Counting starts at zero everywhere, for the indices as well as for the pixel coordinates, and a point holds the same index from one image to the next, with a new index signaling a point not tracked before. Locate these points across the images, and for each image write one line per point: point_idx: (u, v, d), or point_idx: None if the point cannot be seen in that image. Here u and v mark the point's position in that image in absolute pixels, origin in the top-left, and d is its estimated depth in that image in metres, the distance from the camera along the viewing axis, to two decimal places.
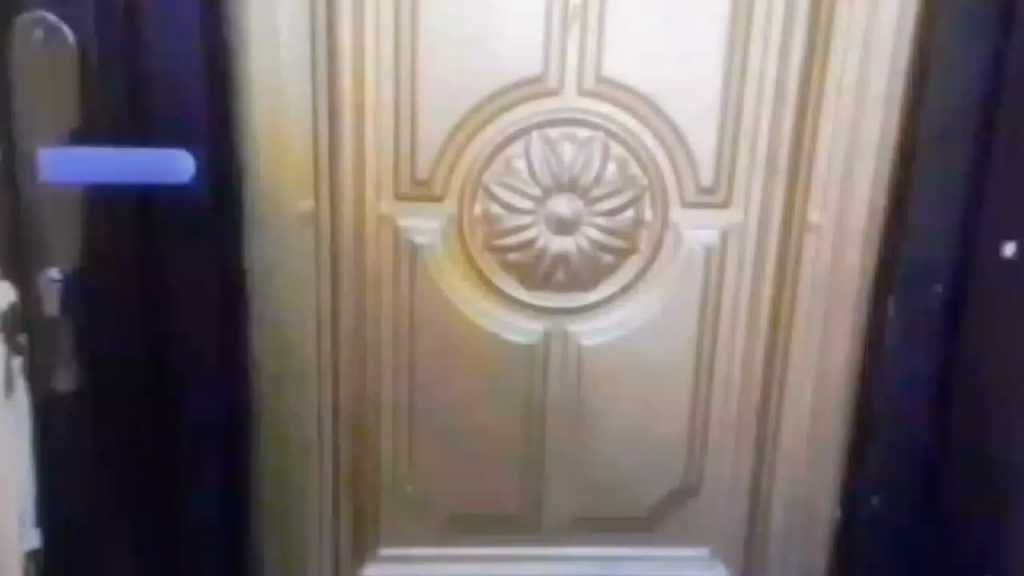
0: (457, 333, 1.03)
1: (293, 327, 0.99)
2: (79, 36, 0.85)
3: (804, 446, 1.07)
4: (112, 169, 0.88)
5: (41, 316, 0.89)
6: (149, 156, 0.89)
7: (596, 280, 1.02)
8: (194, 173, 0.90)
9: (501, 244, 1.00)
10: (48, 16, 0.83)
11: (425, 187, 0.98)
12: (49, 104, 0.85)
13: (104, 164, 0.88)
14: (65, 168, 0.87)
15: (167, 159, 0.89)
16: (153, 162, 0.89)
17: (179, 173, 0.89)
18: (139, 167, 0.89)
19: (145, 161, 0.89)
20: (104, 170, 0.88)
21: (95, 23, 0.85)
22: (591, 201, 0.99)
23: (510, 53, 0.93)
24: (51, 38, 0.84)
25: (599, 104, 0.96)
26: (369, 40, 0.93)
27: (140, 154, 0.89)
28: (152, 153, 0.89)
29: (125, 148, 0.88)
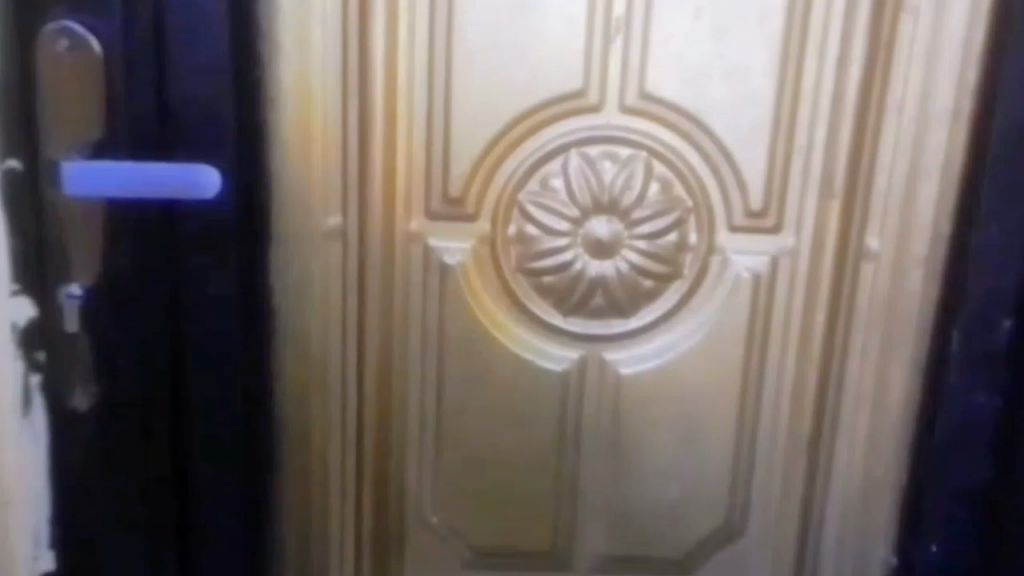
0: (489, 358, 0.99)
1: (317, 350, 0.93)
2: (104, 45, 0.82)
3: (858, 488, 1.01)
4: (131, 184, 0.85)
5: (59, 334, 0.88)
6: (170, 171, 0.85)
7: (635, 305, 0.97)
8: (218, 187, 0.86)
9: (536, 267, 0.95)
10: (74, 26, 0.82)
11: (457, 206, 0.93)
12: (75, 113, 0.83)
13: (123, 177, 0.85)
14: (85, 179, 0.84)
15: (190, 174, 0.86)
16: (175, 178, 0.86)
17: (202, 189, 0.86)
18: (160, 182, 0.85)
19: (166, 177, 0.85)
20: (123, 184, 0.85)
21: (121, 33, 0.82)
22: (631, 223, 0.94)
23: (548, 67, 0.89)
24: (77, 49, 0.82)
25: (641, 122, 0.91)
26: (401, 51, 0.89)
27: (162, 168, 0.85)
28: (174, 168, 0.85)
29: (147, 162, 0.85)
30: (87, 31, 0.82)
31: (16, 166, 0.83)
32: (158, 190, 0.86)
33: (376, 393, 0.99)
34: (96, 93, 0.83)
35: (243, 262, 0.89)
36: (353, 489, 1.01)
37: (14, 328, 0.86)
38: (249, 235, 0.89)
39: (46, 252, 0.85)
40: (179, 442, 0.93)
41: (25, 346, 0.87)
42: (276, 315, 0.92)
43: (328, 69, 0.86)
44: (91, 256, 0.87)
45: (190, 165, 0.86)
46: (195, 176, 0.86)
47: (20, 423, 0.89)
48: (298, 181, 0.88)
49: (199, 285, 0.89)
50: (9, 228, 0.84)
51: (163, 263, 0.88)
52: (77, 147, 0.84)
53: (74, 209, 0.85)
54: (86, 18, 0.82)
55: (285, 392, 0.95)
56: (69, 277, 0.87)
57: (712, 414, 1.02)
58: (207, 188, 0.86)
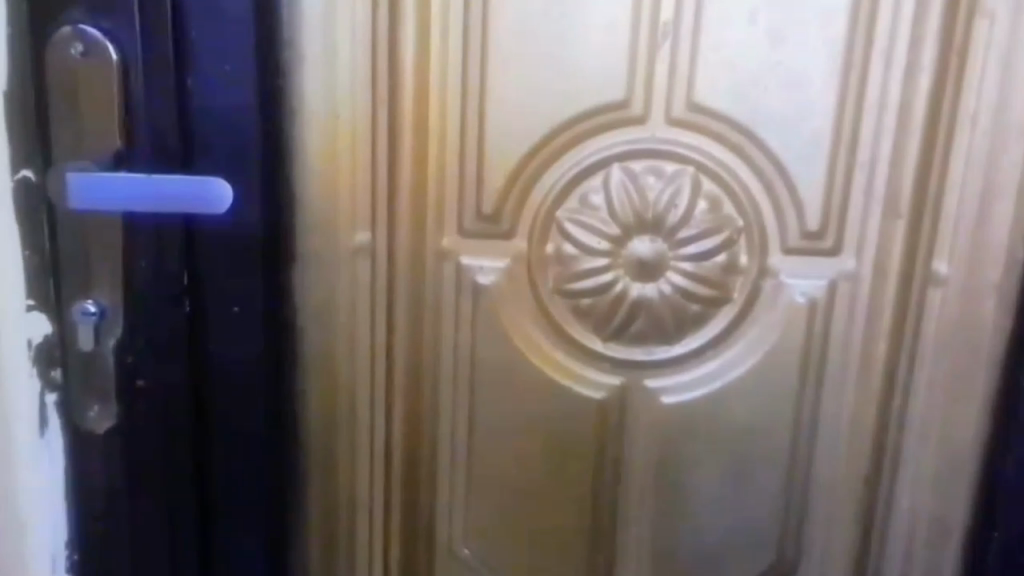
0: (525, 383, 0.93)
1: (344, 370, 0.90)
2: (122, 53, 0.78)
3: (922, 527, 0.94)
4: (140, 199, 0.80)
5: (74, 353, 0.84)
6: (181, 184, 0.81)
7: (680, 331, 0.91)
8: (235, 201, 0.82)
9: (575, 288, 0.89)
10: (89, 31, 0.77)
11: (492, 223, 0.88)
12: (91, 122, 0.78)
13: (131, 192, 0.80)
14: (92, 195, 0.79)
15: (203, 188, 0.81)
16: (186, 192, 0.81)
17: (215, 204, 0.81)
18: (170, 196, 0.81)
19: (176, 190, 0.81)
20: (131, 199, 0.80)
21: (140, 40, 0.77)
22: (676, 243, 0.87)
23: (590, 75, 0.83)
24: (92, 55, 0.77)
25: (689, 135, 0.85)
26: (433, 57, 0.83)
27: (172, 181, 0.80)
28: (185, 181, 0.81)
29: (156, 176, 0.80)
30: (102, 36, 0.77)
31: (30, 176, 0.80)
32: (168, 204, 0.81)
33: (403, 418, 0.94)
34: (112, 101, 0.78)
35: (271, 281, 0.85)
36: (378, 517, 0.96)
37: (30, 345, 0.84)
38: (278, 252, 0.85)
39: (62, 267, 0.82)
40: (201, 465, 0.89)
41: (41, 363, 0.84)
42: (304, 335, 0.88)
43: (359, 77, 0.81)
44: (108, 272, 0.82)
45: (202, 178, 0.81)
46: (206, 189, 0.81)
47: (36, 442, 0.87)
48: (325, 194, 0.84)
49: (224, 303, 0.85)
50: (25, 243, 0.81)
51: (182, 282, 0.84)
52: (94, 158, 0.79)
53: (90, 223, 0.81)
54: (101, 22, 0.77)
55: (314, 416, 0.91)
56: (85, 293, 0.83)
57: (763, 446, 0.95)
58: (220, 203, 0.82)
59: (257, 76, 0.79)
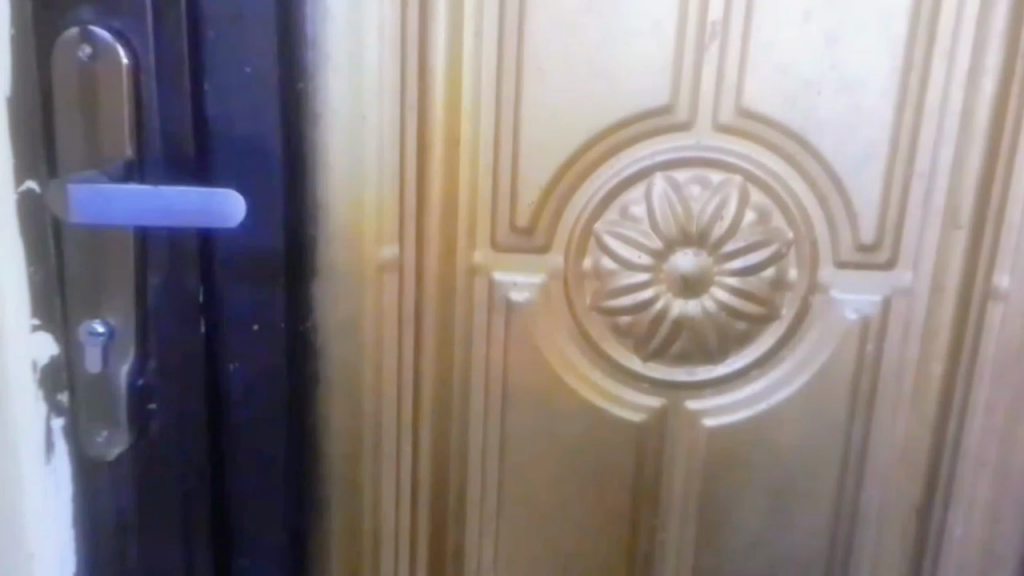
0: (559, 405, 0.88)
1: (370, 392, 0.84)
2: (134, 56, 0.71)
3: (974, 557, 0.89)
4: (143, 213, 0.72)
5: (82, 378, 0.77)
6: (189, 196, 0.73)
7: (724, 350, 0.86)
8: (250, 214, 0.76)
9: (614, 305, 0.84)
10: (98, 32, 0.70)
11: (527, 237, 0.83)
12: (100, 130, 0.72)
13: (133, 204, 0.72)
14: (92, 211, 0.72)
15: (214, 201, 0.74)
16: (195, 205, 0.73)
17: (229, 215, 0.74)
18: (177, 209, 0.73)
19: (184, 203, 0.73)
20: (133, 212, 0.72)
21: (154, 42, 0.71)
22: (721, 257, 0.82)
23: (634, 80, 0.77)
24: (101, 58, 0.71)
25: (737, 143, 0.79)
26: (466, 61, 0.78)
27: (179, 194, 0.72)
28: (194, 193, 0.73)
29: (161, 189, 0.72)
30: (113, 37, 0.70)
31: (35, 187, 0.74)
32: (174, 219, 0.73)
33: (431, 442, 0.89)
34: (123, 109, 0.71)
35: (292, 297, 0.80)
36: (403, 549, 0.90)
37: (36, 367, 0.77)
38: (299, 267, 0.80)
39: (69, 285, 0.75)
40: (220, 494, 0.84)
41: (48, 386, 0.78)
42: (325, 354, 0.84)
43: (387, 83, 0.76)
44: (118, 291, 0.76)
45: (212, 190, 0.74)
46: (217, 203, 0.74)
47: (44, 470, 0.80)
48: (349, 206, 0.79)
49: (243, 322, 0.79)
50: (30, 257, 0.75)
51: (198, 300, 0.78)
52: (104, 167, 0.73)
53: (101, 236, 0.74)
54: (111, 22, 0.70)
55: (336, 440, 0.86)
56: (94, 312, 0.76)
57: (809, 471, 0.90)
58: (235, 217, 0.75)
59: (278, 80, 0.74)
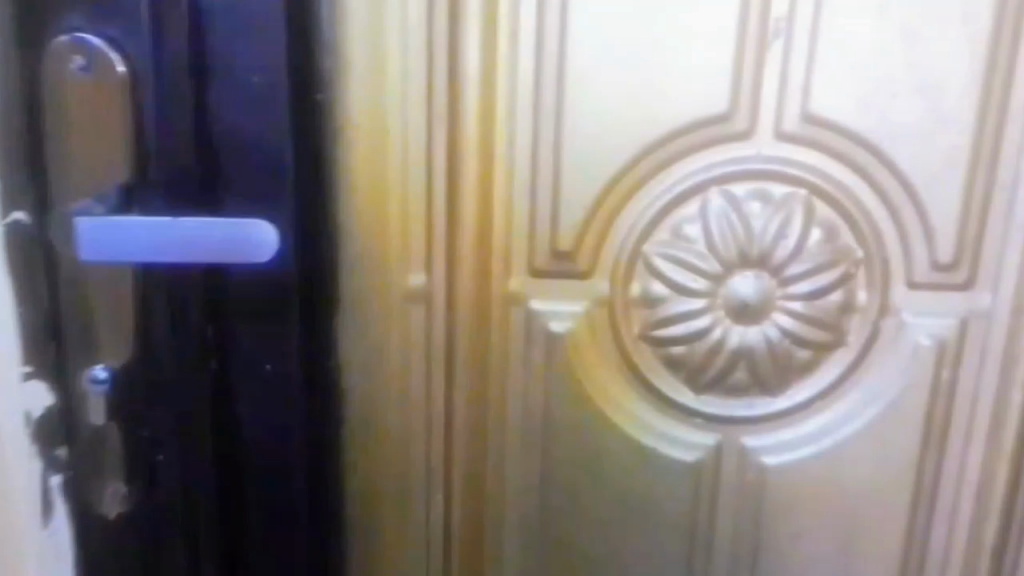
0: (603, 443, 0.80)
1: (398, 430, 0.77)
2: (131, 65, 0.62)
3: None
4: (160, 250, 0.64)
5: (83, 431, 0.69)
6: (211, 229, 0.64)
7: (786, 381, 0.78)
8: (272, 245, 0.66)
9: (665, 334, 0.76)
10: (91, 40, 0.61)
11: (568, 260, 0.75)
12: (94, 151, 0.63)
13: (149, 241, 0.63)
14: (104, 247, 0.64)
15: (238, 235, 0.65)
16: (218, 240, 0.64)
17: (255, 250, 0.65)
18: (198, 245, 0.64)
19: (206, 238, 0.64)
20: (149, 250, 0.64)
21: (152, 49, 0.62)
22: (784, 280, 0.74)
23: (688, 86, 0.69)
24: (96, 70, 0.62)
25: (801, 153, 0.72)
26: (501, 68, 0.70)
27: (201, 227, 0.64)
28: (217, 227, 0.64)
29: (181, 222, 0.63)
30: (107, 44, 0.61)
31: (23, 219, 0.65)
32: (195, 255, 0.64)
33: (463, 485, 0.81)
34: (119, 127, 0.63)
35: (307, 329, 0.71)
36: None
37: (28, 419, 0.68)
38: (317, 296, 0.71)
39: (64, 325, 0.67)
40: (232, 554, 0.75)
41: (43, 440, 0.69)
42: (347, 391, 0.76)
43: (412, 94, 0.69)
44: (116, 334, 0.67)
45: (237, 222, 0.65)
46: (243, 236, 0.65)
47: (42, 532, 0.71)
48: (372, 229, 0.71)
49: (257, 360, 0.70)
50: (20, 296, 0.66)
51: (208, 339, 0.69)
52: (100, 195, 0.64)
53: (94, 273, 0.66)
54: (104, 29, 0.61)
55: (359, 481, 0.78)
56: (91, 357, 0.67)
57: (877, 510, 0.82)
58: (265, 251, 0.66)
59: (290, 92, 0.65)
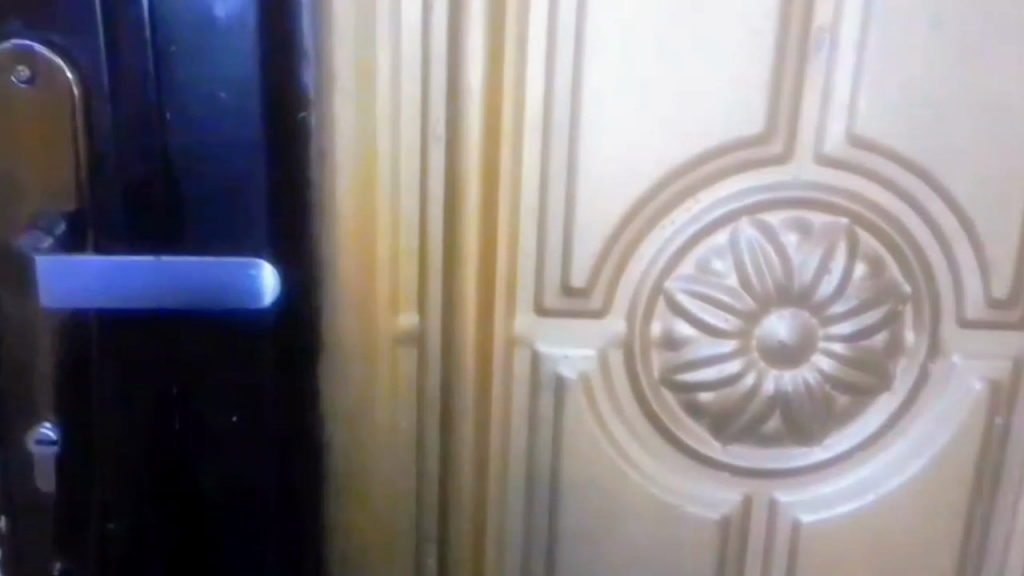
0: (620, 500, 0.71)
1: (388, 487, 0.69)
2: (80, 77, 0.53)
3: None
4: (134, 290, 0.56)
5: (28, 499, 0.60)
6: (196, 270, 0.56)
7: (824, 430, 0.70)
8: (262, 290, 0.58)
9: (690, 380, 0.68)
10: (36, 47, 0.52)
11: (581, 298, 0.66)
12: (37, 176, 0.54)
13: (121, 278, 0.56)
14: (70, 287, 0.56)
15: (225, 276, 0.57)
16: (201, 279, 0.57)
17: (243, 295, 0.58)
18: (179, 283, 0.57)
19: (188, 278, 0.57)
20: (122, 288, 0.56)
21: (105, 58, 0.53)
22: (825, 318, 0.66)
23: (721, 102, 0.61)
24: (42, 81, 0.53)
25: (845, 178, 0.64)
26: (507, 83, 0.61)
27: (181, 265, 0.56)
28: (198, 263, 0.56)
29: (161, 260, 0.56)
30: (53, 51, 0.52)
31: None
32: (174, 294, 0.57)
33: (462, 547, 0.72)
34: (69, 149, 0.54)
35: (284, 379, 0.61)
36: None
37: None
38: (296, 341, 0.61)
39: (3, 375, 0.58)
40: None
41: None
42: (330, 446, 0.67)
43: (404, 112, 0.61)
44: (64, 387, 0.58)
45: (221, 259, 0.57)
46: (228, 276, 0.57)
47: None
48: (360, 264, 0.63)
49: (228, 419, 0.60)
50: None
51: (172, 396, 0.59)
52: (49, 226, 0.55)
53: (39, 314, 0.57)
54: (49, 35, 0.52)
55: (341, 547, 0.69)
56: (35, 414, 0.58)
57: (918, 566, 0.75)
58: (251, 294, 0.58)
59: (264, 114, 0.55)
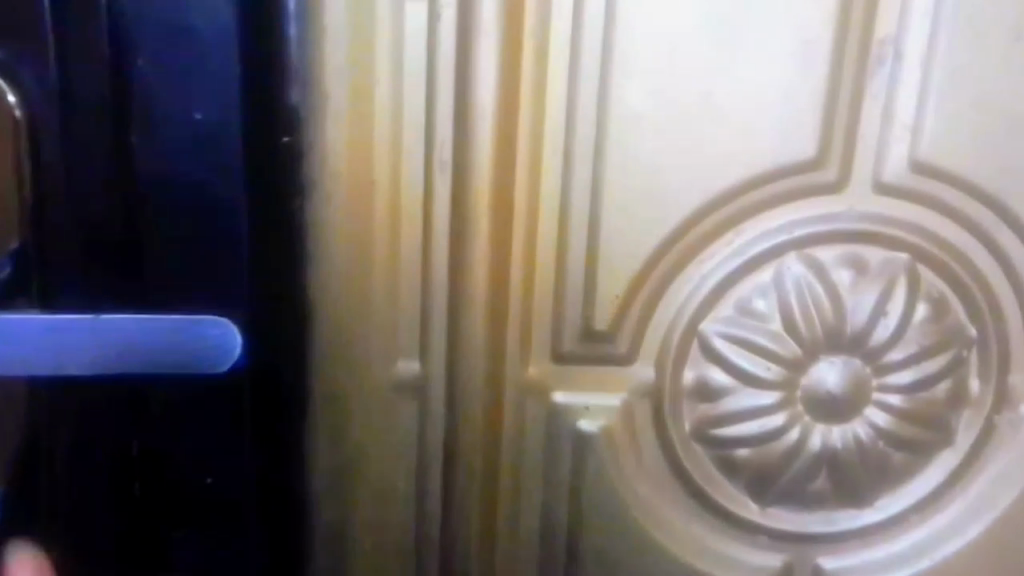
0: (646, 567, 0.63)
1: (382, 553, 0.61)
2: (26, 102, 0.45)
3: None
4: (73, 353, 0.47)
5: None
6: (149, 330, 0.47)
7: (875, 490, 0.62)
8: (227, 353, 0.48)
9: (728, 435, 0.60)
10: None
11: (604, 343, 0.58)
12: None
13: (58, 339, 0.47)
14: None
15: (185, 338, 0.48)
16: (154, 341, 0.47)
17: (204, 360, 0.48)
18: (125, 347, 0.47)
19: (139, 340, 0.47)
20: (58, 352, 0.47)
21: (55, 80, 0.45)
22: (880, 366, 0.58)
23: (769, 123, 0.53)
24: None
25: (906, 209, 0.56)
26: (523, 101, 0.53)
27: (131, 326, 0.47)
28: (150, 322, 0.47)
29: (107, 318, 0.47)
30: None
31: None
32: (119, 360, 0.47)
33: None
34: (11, 182, 0.46)
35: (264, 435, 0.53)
36: None
37: None
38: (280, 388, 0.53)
39: None
40: None
41: None
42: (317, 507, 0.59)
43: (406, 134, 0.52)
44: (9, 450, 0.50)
45: (184, 317, 0.48)
46: (189, 340, 0.48)
47: None
48: (353, 305, 0.55)
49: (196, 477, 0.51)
50: None
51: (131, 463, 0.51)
52: None
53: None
54: None
55: None
56: None
57: None
58: (214, 358, 0.48)
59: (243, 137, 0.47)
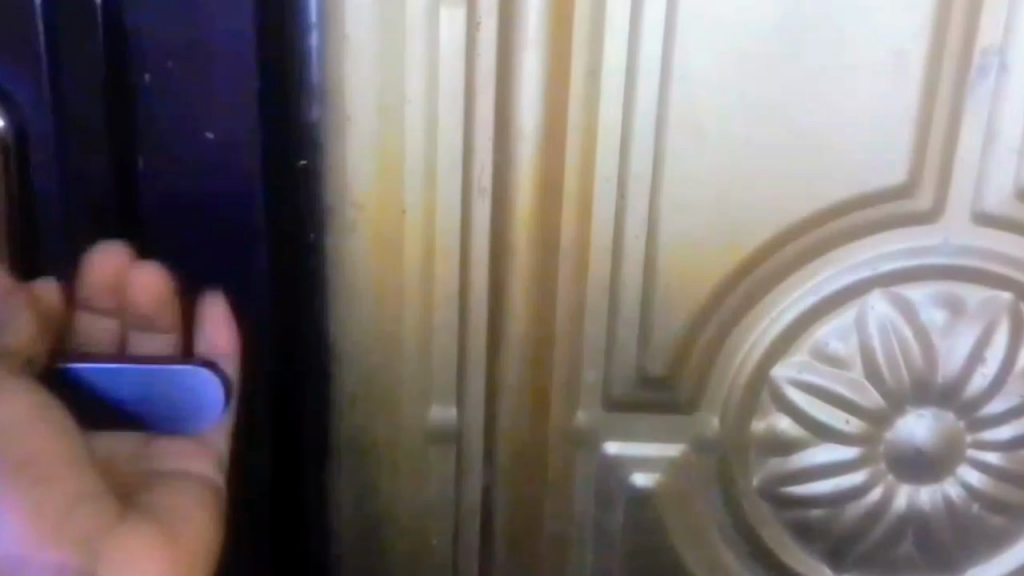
0: None
1: None
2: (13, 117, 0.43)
3: None
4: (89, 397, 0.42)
5: None
6: (140, 376, 0.41)
7: (968, 558, 0.55)
8: (202, 397, 0.42)
9: (800, 493, 0.53)
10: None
11: (662, 389, 0.52)
12: None
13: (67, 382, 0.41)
14: None
15: (168, 381, 0.42)
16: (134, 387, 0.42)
17: (191, 403, 0.42)
18: (158, 392, 0.42)
19: (123, 384, 0.42)
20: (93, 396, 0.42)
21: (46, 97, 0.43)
22: (975, 421, 0.51)
23: (852, 142, 0.47)
24: None
25: (1010, 243, 0.49)
26: (573, 119, 0.47)
27: (98, 371, 0.41)
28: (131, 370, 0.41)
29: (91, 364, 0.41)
30: None
31: None
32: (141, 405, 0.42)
33: None
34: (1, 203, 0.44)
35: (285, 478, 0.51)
36: None
37: None
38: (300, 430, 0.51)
39: None
40: None
41: None
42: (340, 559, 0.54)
43: (442, 155, 0.47)
44: None
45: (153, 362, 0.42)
46: (160, 384, 0.42)
47: None
48: (381, 346, 0.50)
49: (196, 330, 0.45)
50: None
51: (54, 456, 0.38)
52: None
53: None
54: None
55: None
56: None
57: None
58: (188, 400, 0.42)
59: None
